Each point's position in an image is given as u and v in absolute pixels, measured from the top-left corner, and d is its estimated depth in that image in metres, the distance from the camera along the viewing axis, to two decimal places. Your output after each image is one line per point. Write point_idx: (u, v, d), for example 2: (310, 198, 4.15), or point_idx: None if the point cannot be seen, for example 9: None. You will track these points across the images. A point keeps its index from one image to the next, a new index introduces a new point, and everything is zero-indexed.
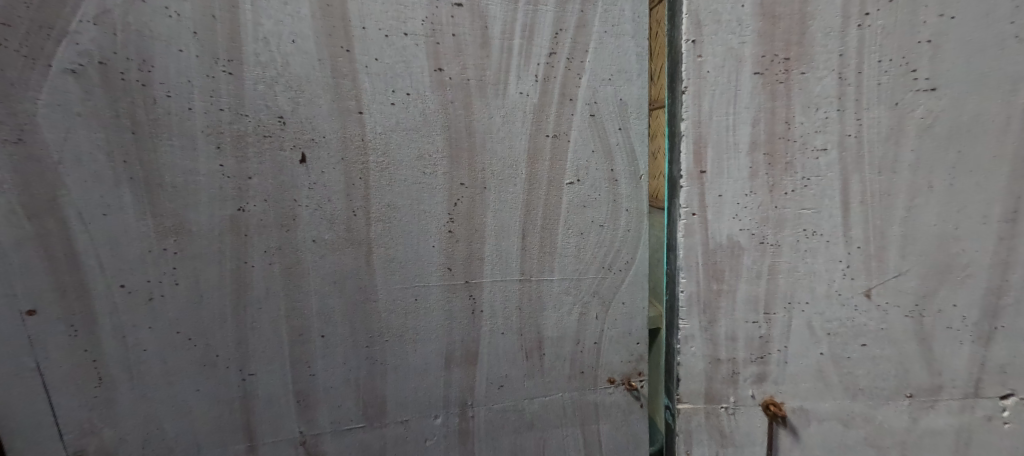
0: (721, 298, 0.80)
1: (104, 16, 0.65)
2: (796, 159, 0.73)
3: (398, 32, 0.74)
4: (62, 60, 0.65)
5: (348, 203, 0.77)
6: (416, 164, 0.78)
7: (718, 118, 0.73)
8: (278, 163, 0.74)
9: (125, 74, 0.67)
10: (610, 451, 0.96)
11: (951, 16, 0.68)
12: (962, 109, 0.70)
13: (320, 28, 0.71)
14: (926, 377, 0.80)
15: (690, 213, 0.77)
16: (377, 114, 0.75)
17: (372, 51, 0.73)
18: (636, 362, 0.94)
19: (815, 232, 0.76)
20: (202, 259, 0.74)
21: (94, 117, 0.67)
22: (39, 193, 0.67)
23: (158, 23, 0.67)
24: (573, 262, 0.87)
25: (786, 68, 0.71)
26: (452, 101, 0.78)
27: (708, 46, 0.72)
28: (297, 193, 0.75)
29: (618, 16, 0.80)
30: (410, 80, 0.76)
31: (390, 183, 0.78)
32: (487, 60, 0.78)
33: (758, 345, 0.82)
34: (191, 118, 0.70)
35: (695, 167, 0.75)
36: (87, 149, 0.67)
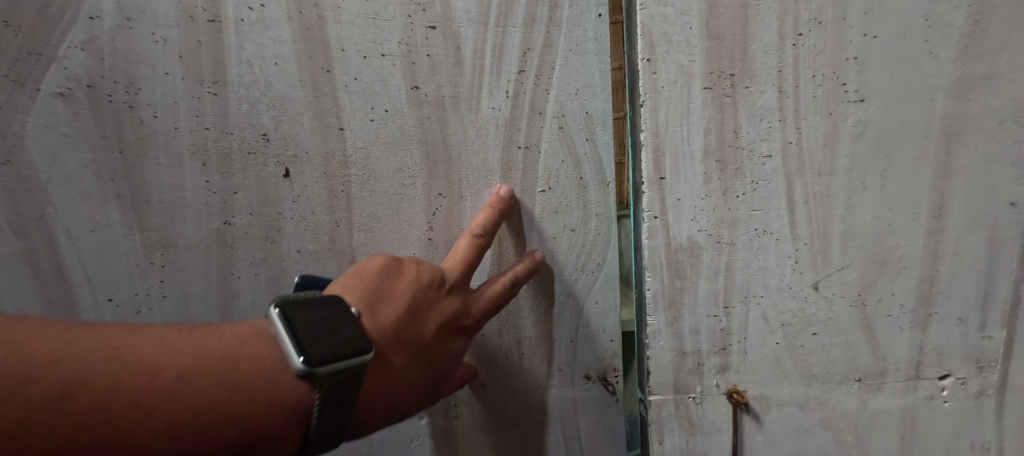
0: (684, 294, 0.86)
1: (91, 42, 0.69)
2: (745, 164, 0.80)
3: (376, 54, 0.79)
4: (51, 85, 0.68)
5: (331, 215, 0.81)
6: (396, 176, 0.83)
7: (674, 129, 0.79)
8: (263, 178, 0.77)
9: (113, 97, 0.70)
10: (589, 445, 1.01)
11: (873, 35, 0.76)
12: (888, 117, 0.79)
13: (300, 50, 0.76)
14: (872, 361, 0.88)
15: (652, 217, 0.82)
16: (357, 130, 0.80)
17: (352, 71, 0.78)
18: (611, 358, 0.99)
19: (766, 231, 0.83)
20: (190, 272, 0.77)
21: (83, 139, 0.70)
22: (26, 211, 0.70)
23: (145, 48, 0.70)
24: (547, 264, 0.92)
25: (731, 83, 0.77)
26: (429, 117, 0.83)
27: (661, 64, 0.77)
28: (282, 206, 0.79)
29: (581, 36, 0.87)
30: (388, 97, 0.80)
31: (370, 194, 0.82)
32: (460, 77, 0.83)
33: (720, 338, 0.87)
34: (178, 136, 0.73)
35: (655, 174, 0.81)
36: (76, 169, 0.70)
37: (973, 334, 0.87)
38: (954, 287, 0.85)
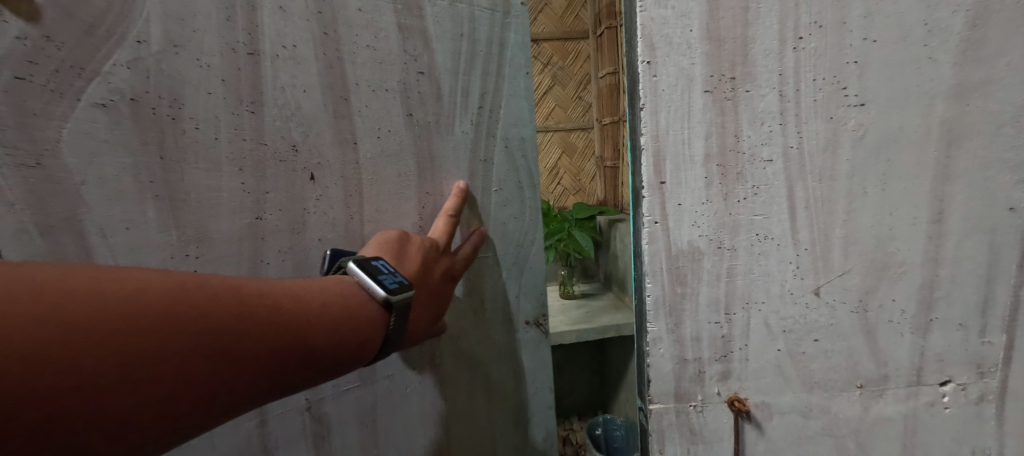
0: (685, 301, 0.84)
1: (138, 62, 0.69)
2: (746, 169, 0.79)
3: (381, 90, 0.89)
4: (93, 96, 0.67)
5: (347, 217, 0.89)
6: (397, 179, 0.94)
7: (675, 132, 0.78)
8: (292, 181, 0.83)
9: (157, 110, 0.71)
10: (530, 376, 1.23)
11: (873, 40, 0.76)
12: (888, 121, 0.79)
13: (322, 81, 0.83)
14: (874, 368, 0.87)
15: (653, 221, 0.81)
16: (368, 144, 0.89)
17: (363, 101, 0.87)
18: (542, 307, 1.22)
19: (767, 236, 0.82)
20: (222, 263, 0.79)
21: (122, 144, 0.69)
22: (56, 213, 0.67)
23: (189, 70, 0.73)
24: (499, 245, 1.10)
25: (732, 86, 0.76)
26: (419, 136, 0.95)
27: (662, 67, 0.76)
28: (307, 202, 0.85)
29: (517, 86, 1.07)
30: (389, 120, 0.91)
31: (376, 192, 0.91)
32: (441, 108, 0.97)
33: (721, 344, 0.86)
34: (217, 145, 0.76)
35: (656, 179, 0.79)
36: (113, 171, 0.69)
37: (974, 339, 0.87)
38: (954, 292, 0.85)
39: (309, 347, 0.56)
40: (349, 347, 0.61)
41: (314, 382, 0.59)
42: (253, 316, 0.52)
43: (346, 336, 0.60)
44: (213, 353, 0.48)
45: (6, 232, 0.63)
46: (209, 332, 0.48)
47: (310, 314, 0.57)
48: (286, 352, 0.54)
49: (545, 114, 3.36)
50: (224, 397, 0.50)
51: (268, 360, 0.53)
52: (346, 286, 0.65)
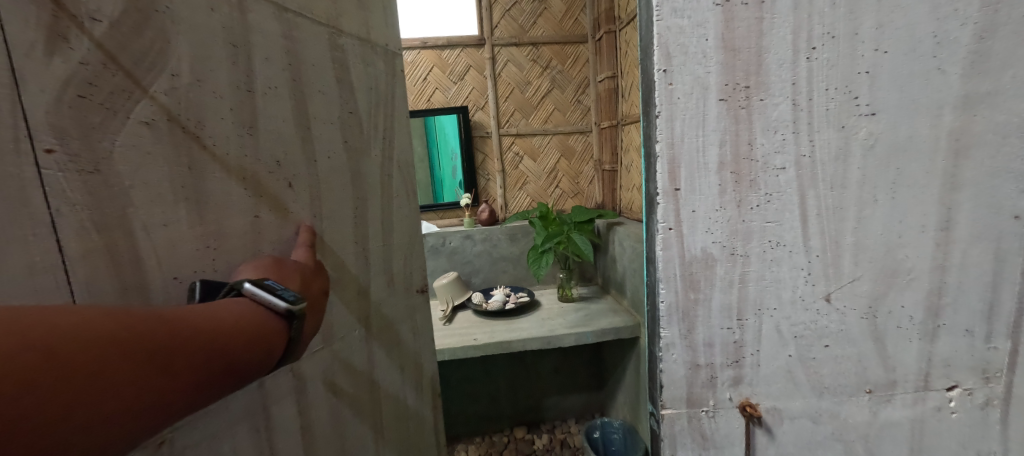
0: (698, 307, 0.85)
1: (173, 91, 0.76)
2: (759, 176, 0.80)
3: (335, 118, 1.12)
4: (140, 113, 0.72)
5: (317, 221, 1.07)
6: (350, 188, 1.17)
7: (690, 140, 0.79)
8: (279, 188, 0.97)
9: (186, 128, 0.78)
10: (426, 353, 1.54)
11: (884, 50, 0.77)
12: (898, 131, 0.80)
13: (296, 111, 1.00)
14: (883, 373, 0.89)
15: (667, 228, 0.81)
16: (329, 161, 1.10)
17: (324, 126, 1.09)
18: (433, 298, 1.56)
19: (780, 243, 0.82)
20: (235, 254, 0.88)
21: (162, 155, 0.75)
22: (109, 211, 0.69)
23: (207, 96, 0.82)
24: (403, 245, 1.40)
25: (747, 95, 0.77)
26: (361, 157, 1.22)
27: (678, 75, 0.76)
28: (291, 205, 1.00)
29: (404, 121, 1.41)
30: (342, 142, 1.14)
31: (336, 198, 1.13)
32: (374, 135, 1.28)
33: (733, 350, 0.87)
34: (228, 159, 0.86)
35: (671, 186, 0.80)
36: (155, 177, 0.74)
37: (980, 344, 0.88)
38: (961, 299, 0.86)
39: (230, 359, 0.62)
40: (262, 356, 0.67)
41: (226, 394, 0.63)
42: (179, 335, 0.56)
43: (259, 346, 0.67)
44: (149, 372, 0.52)
45: (67, 232, 0.65)
46: (146, 354, 0.52)
47: (228, 328, 0.63)
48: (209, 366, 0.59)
49: (544, 117, 3.39)
50: (161, 413, 0.53)
51: (192, 378, 0.57)
52: (245, 304, 0.70)
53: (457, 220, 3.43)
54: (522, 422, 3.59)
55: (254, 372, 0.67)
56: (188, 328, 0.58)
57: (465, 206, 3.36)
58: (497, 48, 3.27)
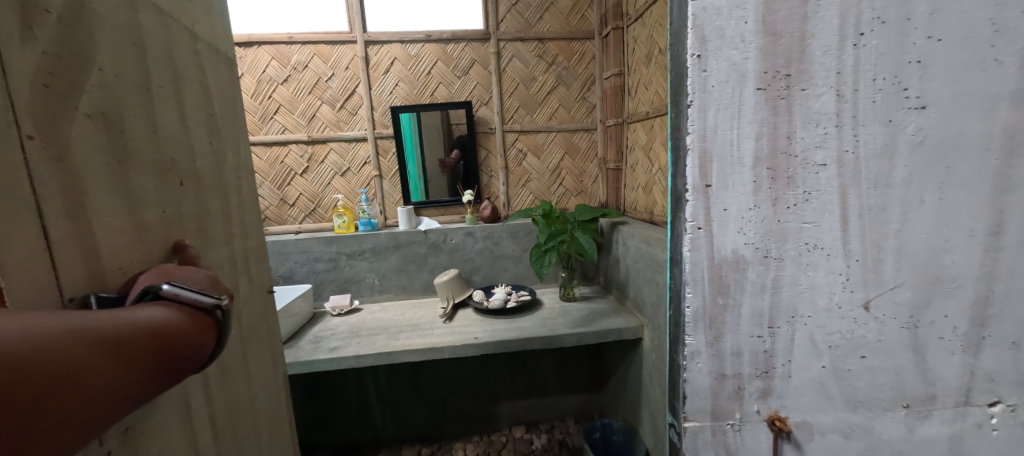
0: (726, 313, 0.79)
1: (106, 82, 0.69)
2: (797, 173, 0.74)
3: (223, 111, 1.02)
4: (85, 105, 0.66)
5: (203, 232, 0.91)
6: (241, 187, 1.07)
7: (723, 133, 0.72)
8: (188, 183, 0.87)
9: (117, 118, 0.71)
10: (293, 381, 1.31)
11: (938, 38, 0.71)
12: (948, 126, 0.73)
13: (198, 104, 0.91)
14: (922, 387, 0.83)
15: (696, 227, 0.75)
16: (224, 156, 1.00)
17: (218, 119, 0.99)
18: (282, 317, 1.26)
19: (817, 246, 0.76)
20: (150, 252, 0.77)
21: (104, 145, 0.68)
22: (70, 197, 0.63)
23: (129, 85, 0.74)
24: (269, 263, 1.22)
25: (787, 84, 0.71)
26: (245, 156, 1.11)
27: (713, 61, 0.70)
28: (197, 202, 0.90)
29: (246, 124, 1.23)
30: (231, 139, 1.04)
31: (231, 196, 1.02)
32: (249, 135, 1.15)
33: (763, 360, 0.81)
34: (146, 153, 0.77)
35: (701, 182, 0.74)
36: (100, 168, 0.68)
37: None
38: (1008, 309, 0.80)
39: (170, 352, 0.65)
40: (196, 347, 0.70)
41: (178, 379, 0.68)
42: (124, 334, 0.59)
43: (194, 340, 0.70)
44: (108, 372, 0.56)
45: (49, 216, 0.60)
46: (98, 354, 0.55)
47: (167, 324, 0.65)
48: (155, 360, 0.62)
49: (548, 114, 3.32)
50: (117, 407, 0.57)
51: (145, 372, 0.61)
52: (168, 305, 0.68)
53: (459, 217, 3.37)
54: (521, 421, 3.54)
55: (193, 362, 0.70)
56: (130, 327, 0.60)
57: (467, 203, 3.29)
58: (502, 43, 3.20)
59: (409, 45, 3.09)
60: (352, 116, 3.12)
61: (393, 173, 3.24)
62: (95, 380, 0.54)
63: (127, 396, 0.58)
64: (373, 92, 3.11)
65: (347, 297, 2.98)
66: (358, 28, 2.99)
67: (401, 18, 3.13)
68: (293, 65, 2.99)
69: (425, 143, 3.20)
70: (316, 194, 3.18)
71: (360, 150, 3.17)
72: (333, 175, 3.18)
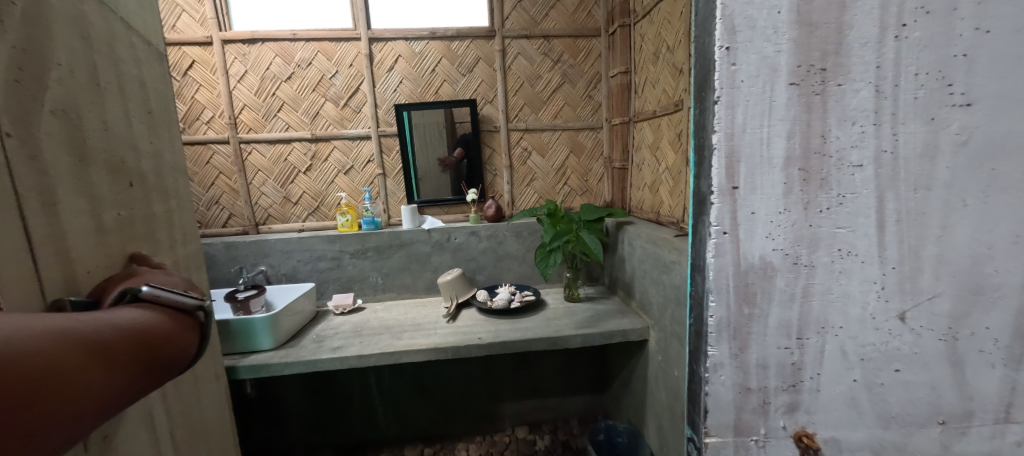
0: (752, 323, 0.74)
1: (21, 75, 0.74)
2: (831, 175, 0.69)
3: (143, 109, 1.04)
4: (50, 103, 0.79)
5: (126, 230, 0.93)
6: (162, 186, 1.09)
7: (752, 131, 0.68)
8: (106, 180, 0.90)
9: (31, 110, 0.75)
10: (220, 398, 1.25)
11: (986, 29, 0.66)
12: (995, 124, 0.68)
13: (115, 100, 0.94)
14: (958, 402, 0.78)
15: (721, 232, 0.71)
16: (142, 156, 1.02)
17: (136, 116, 1.01)
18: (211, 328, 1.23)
19: (851, 252, 0.71)
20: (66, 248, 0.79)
21: (18, 135, 0.73)
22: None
23: (44, 80, 0.78)
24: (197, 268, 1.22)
25: (822, 79, 0.66)
26: (166, 155, 1.12)
27: (742, 54, 0.66)
28: (114, 200, 0.92)
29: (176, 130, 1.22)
30: (151, 138, 1.06)
31: (150, 195, 1.04)
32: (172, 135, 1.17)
33: (790, 373, 0.76)
34: (61, 146, 0.80)
35: (728, 183, 0.69)
36: (15, 158, 0.72)
37: None
38: None
39: (154, 353, 0.69)
40: (179, 350, 0.74)
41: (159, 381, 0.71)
42: (110, 336, 0.63)
43: (176, 341, 0.74)
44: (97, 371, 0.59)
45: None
46: (87, 356, 0.58)
47: (150, 326, 0.69)
48: (140, 360, 0.66)
49: (554, 112, 3.27)
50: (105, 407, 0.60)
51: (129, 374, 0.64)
52: (148, 307, 0.72)
53: (463, 216, 3.32)
54: (523, 422, 3.50)
55: (176, 365, 0.74)
56: (115, 329, 0.64)
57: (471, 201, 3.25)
58: (507, 40, 3.15)
59: (413, 42, 3.05)
60: (355, 113, 3.08)
61: (397, 171, 3.20)
62: (86, 378, 0.57)
63: (114, 396, 0.62)
64: (377, 89, 3.07)
65: (350, 296, 2.94)
66: (362, 25, 2.95)
67: (405, 15, 3.08)
68: (296, 62, 2.95)
69: (429, 141, 3.15)
70: (318, 192, 3.15)
71: (363, 148, 3.13)
72: (336, 173, 3.14)
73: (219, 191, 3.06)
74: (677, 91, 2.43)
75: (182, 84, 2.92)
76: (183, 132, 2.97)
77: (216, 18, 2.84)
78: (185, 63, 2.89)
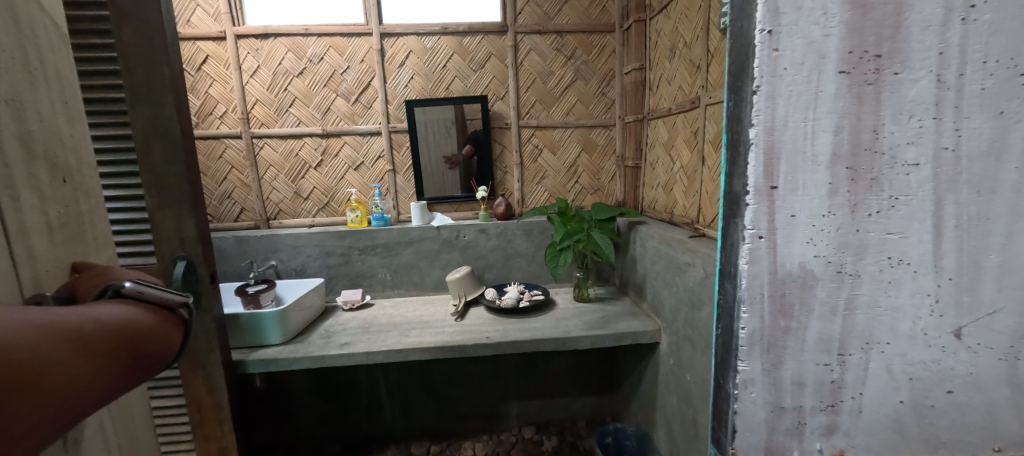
0: (788, 336, 0.67)
1: None
2: (883, 174, 0.62)
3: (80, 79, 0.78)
4: None
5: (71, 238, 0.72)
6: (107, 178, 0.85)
7: (795, 125, 0.61)
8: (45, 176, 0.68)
9: None
10: None
11: None
12: None
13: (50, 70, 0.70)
14: (1016, 429, 0.70)
15: (756, 236, 0.64)
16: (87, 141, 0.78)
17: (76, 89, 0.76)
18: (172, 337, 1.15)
19: (902, 261, 0.64)
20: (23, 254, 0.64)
21: None
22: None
23: None
24: None
25: (876, 66, 0.59)
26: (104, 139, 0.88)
27: (787, 38, 0.59)
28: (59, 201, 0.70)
29: None
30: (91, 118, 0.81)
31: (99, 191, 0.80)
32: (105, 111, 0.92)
33: (829, 392, 0.69)
34: None
35: (765, 182, 0.62)
36: None
37: None
38: None
39: (136, 349, 0.62)
40: (167, 346, 0.68)
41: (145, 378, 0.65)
42: (92, 329, 0.57)
43: (163, 338, 0.67)
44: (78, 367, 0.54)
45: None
46: (65, 350, 0.53)
47: (131, 321, 0.62)
48: (120, 356, 0.60)
49: (565, 109, 3.20)
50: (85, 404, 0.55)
51: (113, 369, 0.59)
52: (136, 302, 0.66)
53: (473, 214, 3.27)
54: (530, 422, 3.44)
55: (162, 360, 0.68)
56: (91, 323, 0.57)
57: (481, 199, 3.20)
58: (519, 36, 3.08)
59: (425, 37, 3.00)
60: (366, 109, 3.04)
61: (407, 167, 3.16)
62: (63, 374, 0.52)
63: (96, 392, 0.56)
64: (388, 85, 3.03)
65: (359, 291, 2.91)
66: (374, 20, 2.90)
67: (417, 10, 3.04)
68: (308, 58, 2.92)
69: (439, 137, 3.11)
70: (329, 188, 3.12)
71: (374, 144, 3.09)
72: (346, 168, 3.11)
73: (231, 185, 3.04)
74: (693, 87, 2.34)
75: (196, 78, 2.90)
76: (197, 127, 2.96)
77: (229, 13, 2.81)
78: (199, 58, 2.87)
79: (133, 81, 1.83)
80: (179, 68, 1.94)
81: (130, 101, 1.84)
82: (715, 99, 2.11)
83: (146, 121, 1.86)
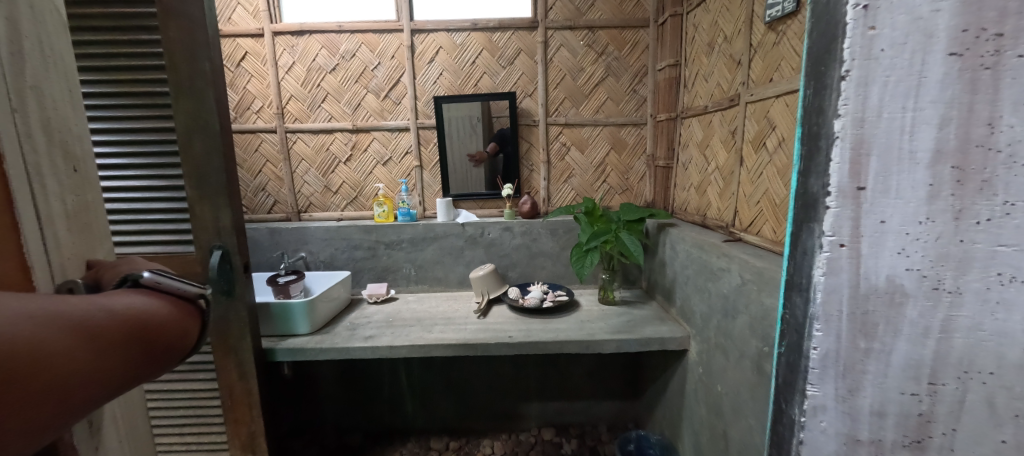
0: (869, 360, 0.58)
1: None
2: (997, 175, 0.52)
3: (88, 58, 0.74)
4: None
5: (80, 226, 0.69)
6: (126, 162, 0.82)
7: (890, 115, 0.53)
8: (57, 161, 0.65)
9: None
10: None
11: None
12: None
13: (62, 47, 0.67)
14: None
15: (837, 244, 0.56)
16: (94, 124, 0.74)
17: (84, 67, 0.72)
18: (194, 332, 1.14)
19: (1015, 277, 0.54)
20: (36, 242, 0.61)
21: None
22: None
23: None
24: None
25: (995, 47, 0.50)
26: None
27: (886, 15, 0.51)
28: (71, 189, 0.67)
29: None
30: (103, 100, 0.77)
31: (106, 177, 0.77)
32: None
33: (915, 425, 0.60)
34: None
35: (851, 182, 0.55)
36: None
37: None
38: None
39: (148, 339, 0.58)
40: (182, 337, 0.64)
41: (157, 370, 0.62)
42: (105, 320, 0.53)
43: (179, 329, 0.63)
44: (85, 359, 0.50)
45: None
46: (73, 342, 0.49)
47: (145, 312, 0.58)
48: (131, 347, 0.56)
49: (595, 107, 3.10)
50: (90, 397, 0.51)
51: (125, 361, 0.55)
52: (150, 295, 0.62)
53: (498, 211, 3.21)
54: (550, 423, 3.37)
55: (177, 351, 0.64)
56: (103, 313, 0.53)
57: (507, 197, 3.14)
58: (550, 31, 3.00)
59: (455, 34, 2.96)
60: (395, 105, 3.03)
61: (434, 164, 3.14)
62: (68, 365, 0.48)
63: (104, 385, 0.52)
64: (417, 81, 3.00)
65: (384, 285, 2.91)
66: (405, 16, 2.88)
67: (449, 7, 3.00)
68: (341, 54, 2.93)
69: (467, 133, 3.07)
70: (357, 183, 3.13)
71: (402, 140, 3.08)
72: (375, 163, 3.11)
73: (266, 178, 3.09)
74: (733, 84, 2.21)
75: (235, 74, 2.96)
76: (234, 121, 3.02)
77: (267, 11, 2.85)
78: (238, 54, 2.93)
79: (177, 75, 1.85)
80: (220, 63, 1.95)
81: (174, 94, 1.86)
82: (756, 97, 1.98)
83: (187, 115, 1.88)
